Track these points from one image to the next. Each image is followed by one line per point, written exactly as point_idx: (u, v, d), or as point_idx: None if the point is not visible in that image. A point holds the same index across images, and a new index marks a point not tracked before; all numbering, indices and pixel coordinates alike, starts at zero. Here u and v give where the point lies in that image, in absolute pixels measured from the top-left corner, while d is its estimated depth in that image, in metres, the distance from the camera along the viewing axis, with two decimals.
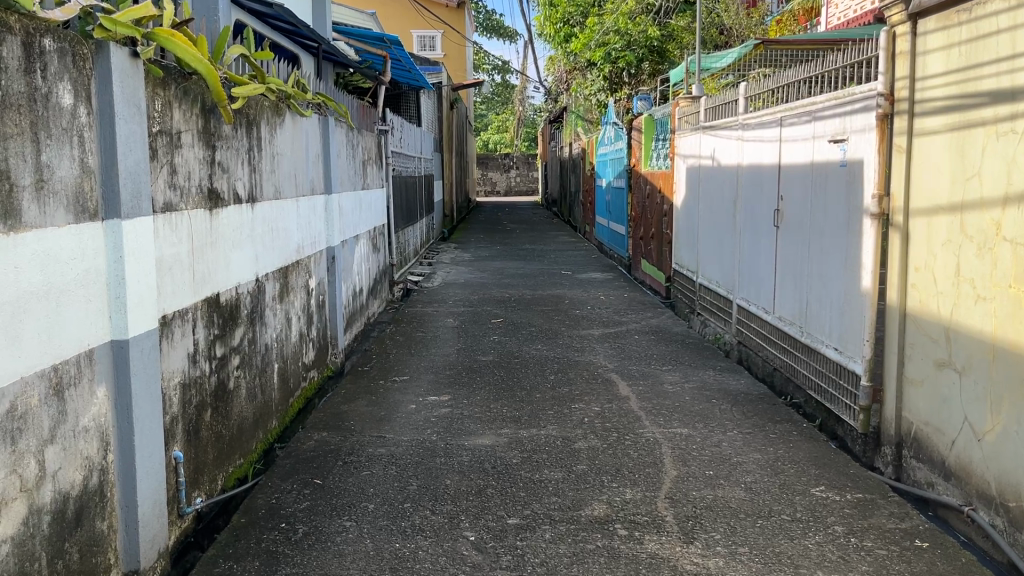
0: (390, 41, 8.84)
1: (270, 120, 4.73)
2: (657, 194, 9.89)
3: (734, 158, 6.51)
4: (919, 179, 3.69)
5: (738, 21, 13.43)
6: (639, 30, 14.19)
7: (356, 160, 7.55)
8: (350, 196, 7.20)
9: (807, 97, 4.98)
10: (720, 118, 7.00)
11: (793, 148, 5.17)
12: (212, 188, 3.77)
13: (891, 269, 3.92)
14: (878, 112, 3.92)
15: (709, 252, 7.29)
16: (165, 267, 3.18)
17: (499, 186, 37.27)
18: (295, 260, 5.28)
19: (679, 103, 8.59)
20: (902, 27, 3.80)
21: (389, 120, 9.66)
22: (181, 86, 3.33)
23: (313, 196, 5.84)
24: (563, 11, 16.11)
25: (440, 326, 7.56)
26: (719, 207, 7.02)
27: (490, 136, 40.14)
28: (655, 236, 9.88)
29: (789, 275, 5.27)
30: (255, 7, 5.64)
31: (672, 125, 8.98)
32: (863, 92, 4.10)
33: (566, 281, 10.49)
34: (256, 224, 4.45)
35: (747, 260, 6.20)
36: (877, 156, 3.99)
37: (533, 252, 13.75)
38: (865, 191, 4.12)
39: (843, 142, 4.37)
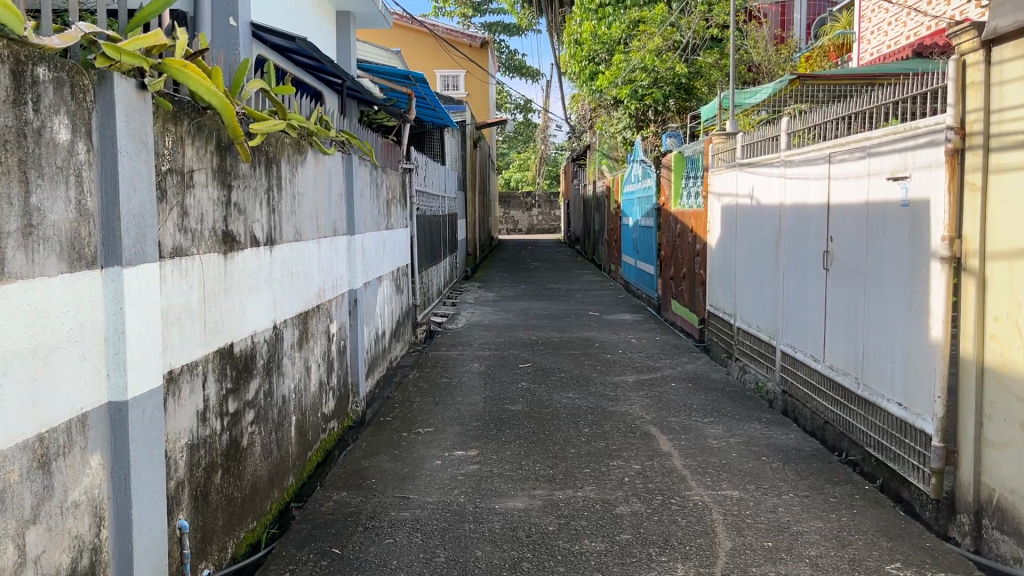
0: (415, 78, 8.51)
1: (291, 158, 4.49)
2: (688, 233, 9.56)
3: (776, 196, 6.18)
4: (998, 221, 3.35)
5: (768, 57, 13.19)
6: (666, 67, 13.99)
7: (380, 199, 7.32)
8: (373, 235, 6.95)
9: (858, 132, 4.67)
10: (759, 155, 6.71)
11: (844, 187, 4.85)
12: (227, 231, 3.51)
13: (967, 318, 3.57)
14: (948, 147, 3.61)
15: (748, 294, 6.94)
16: (172, 318, 2.90)
17: (521, 224, 37.15)
18: (316, 304, 5.01)
19: (713, 139, 8.27)
20: (974, 55, 3.49)
21: (413, 158, 9.41)
22: (194, 122, 3.09)
23: (335, 237, 5.59)
24: (589, 49, 16.03)
25: (466, 371, 7.23)
26: (759, 247, 6.68)
27: (512, 175, 40.13)
28: (687, 276, 9.53)
29: (842, 321, 4.92)
30: (277, 41, 5.49)
31: (705, 162, 8.64)
32: (928, 126, 3.78)
33: (594, 322, 10.14)
34: (274, 268, 4.19)
35: (791, 305, 5.85)
36: (947, 196, 3.66)
37: (558, 292, 13.43)
38: (933, 233, 3.78)
39: (905, 180, 4.04)
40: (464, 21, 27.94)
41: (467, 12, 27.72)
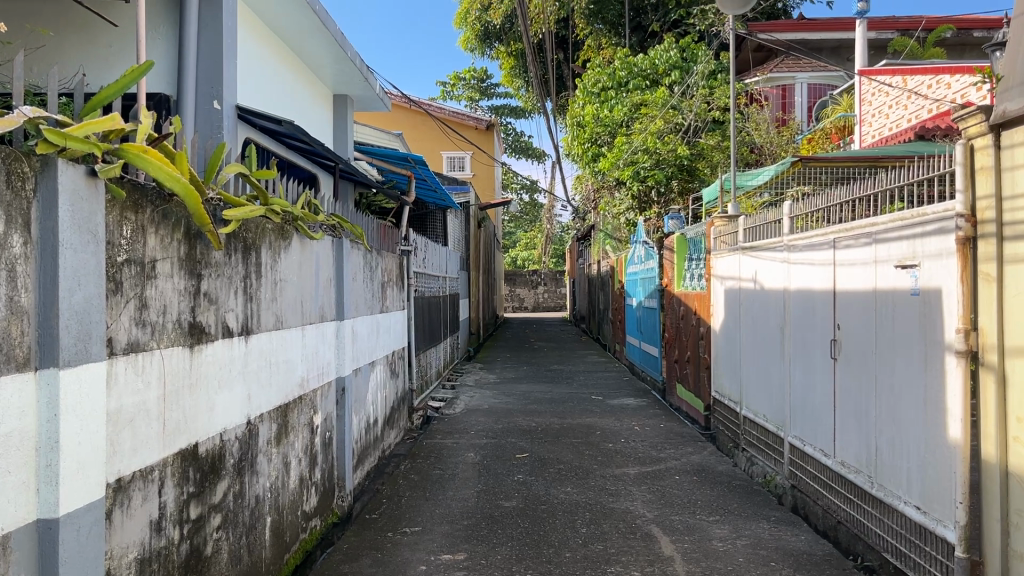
0: (415, 160, 8.43)
1: (274, 243, 4.33)
2: (691, 315, 9.34)
3: (780, 281, 5.98)
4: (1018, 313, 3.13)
5: (770, 139, 13.22)
6: (668, 149, 14.04)
7: (374, 282, 7.14)
8: (366, 319, 6.75)
9: (863, 217, 4.51)
10: (761, 238, 6.55)
11: (851, 274, 4.64)
12: (195, 322, 3.31)
13: (988, 416, 3.31)
14: (959, 235, 3.41)
15: (754, 382, 6.67)
16: (122, 419, 2.68)
17: (527, 302, 37.04)
18: (297, 395, 4.77)
19: (715, 222, 8.14)
20: (982, 140, 3.35)
21: (412, 240, 9.28)
22: (158, 209, 2.93)
23: (322, 323, 5.39)
24: (591, 131, 16.09)
25: (460, 462, 6.93)
26: (764, 333, 6.44)
27: (518, 253, 40.22)
28: (691, 359, 9.26)
29: (852, 415, 4.64)
30: (265, 124, 5.43)
31: (708, 244, 8.49)
32: (936, 213, 3.60)
33: (596, 407, 9.82)
34: (250, 359, 3.97)
35: (799, 394, 5.58)
36: (960, 287, 3.44)
37: (561, 374, 13.13)
38: (946, 324, 3.55)
39: (914, 268, 3.83)
40: (471, 104, 28.40)
41: (474, 95, 28.22)
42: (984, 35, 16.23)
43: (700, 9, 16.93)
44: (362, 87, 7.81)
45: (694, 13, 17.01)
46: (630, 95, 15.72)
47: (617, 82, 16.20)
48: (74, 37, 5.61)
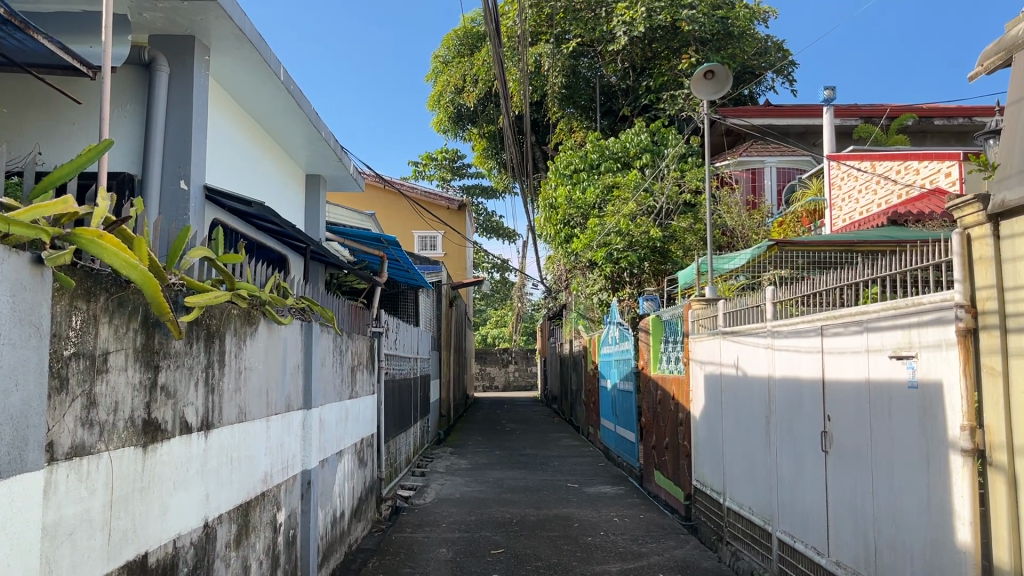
0: (388, 241, 8.28)
1: (239, 330, 4.09)
2: (669, 400, 9.13)
3: (764, 367, 5.83)
4: None
5: (741, 222, 13.31)
6: (641, 231, 14.09)
7: (344, 367, 6.87)
8: (334, 406, 6.45)
9: (853, 305, 4.39)
10: (743, 323, 6.42)
11: (840, 363, 4.50)
12: (150, 419, 3.04)
13: (998, 521, 3.13)
14: (959, 326, 3.28)
15: (738, 472, 6.44)
16: (61, 533, 2.39)
17: (497, 381, 36.63)
18: (260, 491, 4.45)
19: (692, 305, 8.03)
20: (980, 229, 3.25)
21: (384, 322, 9.05)
22: (114, 297, 2.70)
23: (289, 412, 5.11)
24: (563, 212, 16.09)
25: (431, 559, 6.55)
26: (747, 422, 6.25)
27: (489, 330, 40.00)
28: (670, 446, 9.01)
29: (847, 512, 4.42)
30: (235, 205, 5.26)
31: (685, 327, 8.36)
32: (933, 302, 3.48)
33: (573, 496, 9.48)
34: (209, 455, 3.68)
35: (787, 487, 5.36)
36: (963, 380, 3.29)
37: (534, 459, 12.77)
38: (949, 420, 3.39)
39: (911, 360, 3.69)
40: (443, 184, 28.58)
41: (446, 175, 28.45)
42: (944, 122, 16.73)
43: (670, 95, 17.43)
44: (336, 167, 7.70)
45: (664, 97, 17.48)
46: (602, 177, 15.90)
47: (589, 164, 16.36)
48: (35, 115, 5.44)
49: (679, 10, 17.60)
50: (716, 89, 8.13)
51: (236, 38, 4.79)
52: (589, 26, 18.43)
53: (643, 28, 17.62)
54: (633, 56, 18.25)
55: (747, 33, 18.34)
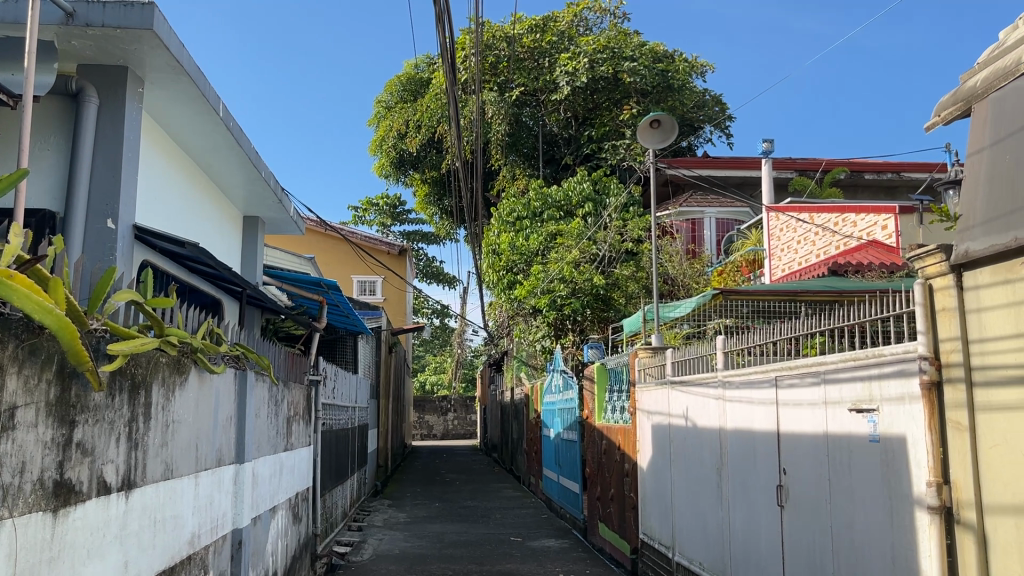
0: (328, 285, 8.00)
1: (167, 379, 3.79)
2: (614, 450, 8.97)
3: (714, 418, 5.73)
4: (997, 467, 2.90)
5: (682, 271, 13.45)
6: (584, 278, 14.05)
7: (279, 418, 6.53)
8: (268, 459, 6.10)
9: (810, 355, 4.32)
10: (692, 373, 6.33)
11: (797, 416, 4.41)
12: (63, 480, 2.74)
13: None
14: (924, 379, 3.21)
15: (687, 526, 6.28)
16: None
17: (435, 429, 36.02)
18: (186, 555, 4.11)
19: (639, 353, 7.92)
20: (942, 280, 3.20)
21: (322, 369, 8.72)
22: (25, 345, 2.43)
23: (220, 467, 4.78)
24: (506, 259, 15.89)
25: None
26: (697, 475, 6.12)
27: (427, 377, 39.45)
28: (615, 497, 8.82)
29: (804, 570, 4.29)
30: (167, 246, 4.97)
31: (632, 376, 8.23)
32: (896, 354, 3.41)
33: (516, 551, 9.18)
34: (129, 518, 3.35)
35: (739, 542, 5.21)
36: (928, 435, 3.21)
37: (475, 511, 12.41)
38: (914, 477, 3.30)
39: (872, 413, 3.61)
40: (383, 229, 28.31)
41: (386, 220, 28.19)
42: (874, 177, 17.29)
43: (612, 145, 17.68)
44: (276, 209, 7.44)
45: (606, 147, 17.68)
46: (545, 224, 15.91)
47: (532, 212, 16.34)
48: None
49: (620, 62, 18.03)
50: (663, 138, 8.17)
51: (172, 70, 4.56)
52: (532, 75, 18.72)
53: (585, 79, 17.94)
54: (575, 105, 18.59)
55: (687, 86, 18.75)
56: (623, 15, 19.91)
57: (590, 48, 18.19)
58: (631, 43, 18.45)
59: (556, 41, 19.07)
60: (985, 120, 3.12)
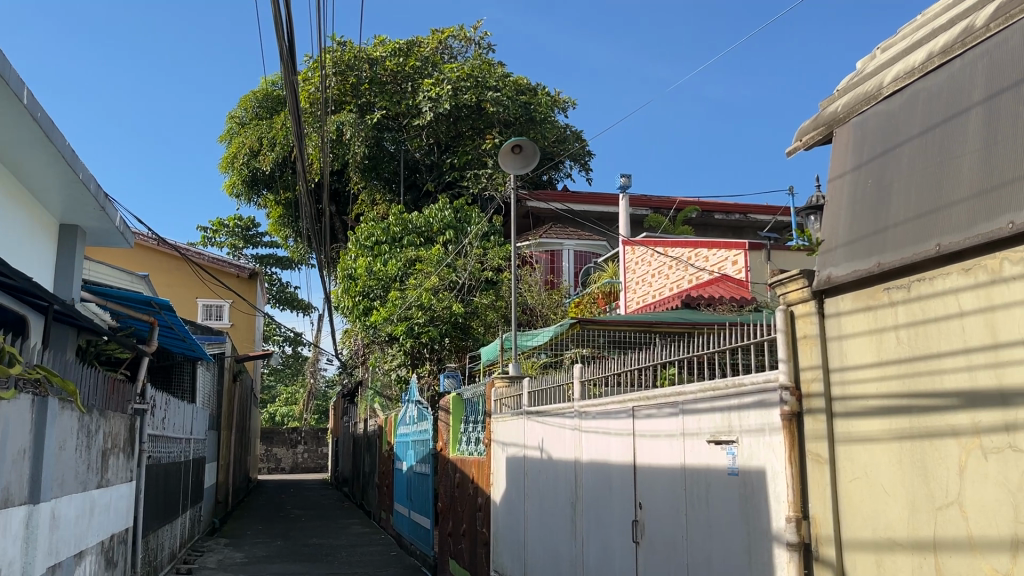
0: (160, 304, 7.31)
1: None
2: (468, 483, 8.63)
3: (570, 450, 5.52)
4: (858, 501, 2.79)
5: (541, 301, 13.37)
6: (442, 306, 13.75)
7: (91, 450, 5.80)
8: (74, 498, 5.37)
9: (668, 384, 4.18)
10: (548, 403, 6.12)
11: (654, 448, 4.24)
12: None
13: None
14: (785, 410, 3.09)
15: (540, 563, 6.01)
16: None
17: (284, 462, 34.44)
18: None
19: (495, 382, 7.67)
20: (804, 307, 3.10)
21: (149, 397, 7.94)
22: None
23: (5, 509, 4.09)
24: (361, 284, 15.33)
25: None
26: (551, 509, 5.87)
27: (278, 408, 37.77)
28: (467, 533, 8.47)
29: None
30: None
31: (487, 407, 7.96)
32: (756, 383, 3.29)
33: None
34: None
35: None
36: (788, 467, 3.07)
37: (320, 550, 11.71)
38: (772, 512, 3.15)
39: (731, 445, 3.47)
40: (234, 252, 26.94)
41: (237, 242, 26.86)
42: (723, 217, 18.03)
43: (474, 173, 17.57)
44: (97, 218, 6.71)
45: (468, 175, 17.54)
46: (404, 250, 15.53)
47: (391, 237, 15.94)
48: None
49: (484, 91, 18.09)
50: (524, 164, 8.02)
51: None
52: (393, 99, 18.38)
53: (448, 106, 17.79)
54: (437, 133, 18.36)
55: (548, 120, 18.94)
56: (487, 46, 20.00)
57: (454, 76, 18.15)
58: (495, 73, 18.51)
59: (419, 66, 18.86)
60: (847, 144, 3.08)
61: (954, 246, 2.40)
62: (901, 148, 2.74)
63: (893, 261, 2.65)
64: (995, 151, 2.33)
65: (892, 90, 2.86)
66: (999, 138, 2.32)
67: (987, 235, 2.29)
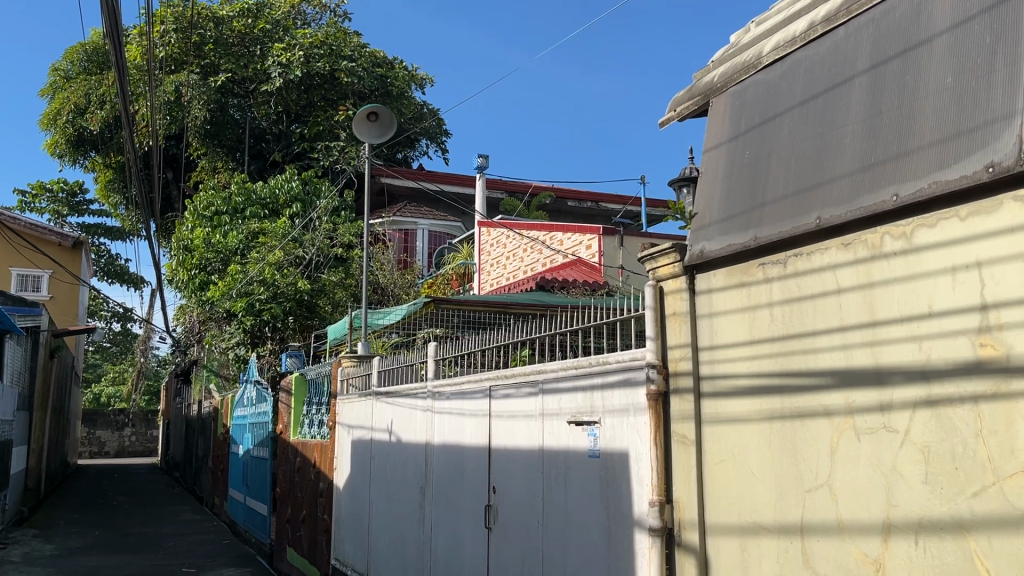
0: None
1: None
2: (309, 467, 8.20)
3: (419, 432, 5.25)
4: (726, 484, 2.68)
5: (392, 280, 13.00)
6: (287, 282, 13.09)
7: None
8: None
9: (527, 365, 3.98)
10: (398, 384, 5.82)
11: (511, 430, 4.05)
12: None
13: None
14: (651, 390, 2.95)
15: (384, 550, 5.73)
16: None
17: (108, 446, 32.11)
18: None
19: (342, 362, 7.28)
20: (673, 283, 2.97)
21: None
22: None
23: None
24: (199, 256, 14.36)
25: None
26: (397, 494, 5.60)
27: (103, 389, 35.15)
28: (306, 519, 8.05)
29: None
30: None
31: (332, 388, 7.56)
32: (620, 361, 3.16)
33: None
34: None
35: (439, 570, 4.76)
36: (653, 451, 2.93)
37: (144, 539, 10.87)
38: (634, 497, 3.01)
39: (593, 426, 3.31)
40: (56, 219, 24.70)
41: (60, 209, 24.65)
42: (575, 205, 18.26)
43: (325, 145, 16.89)
44: None
45: (318, 147, 16.86)
46: (246, 222, 14.69)
47: (232, 208, 15.05)
48: None
49: (337, 61, 17.41)
50: (379, 133, 7.63)
51: None
52: (240, 62, 17.34)
53: (299, 73, 17.01)
54: (286, 101, 17.50)
55: (405, 95, 18.46)
56: (343, 15, 19.32)
57: (306, 42, 17.37)
58: (350, 43, 17.86)
59: (270, 29, 18.01)
60: (723, 115, 2.97)
61: (835, 219, 2.31)
62: (781, 119, 2.64)
63: (770, 237, 2.54)
64: (879, 124, 2.25)
65: (770, 60, 2.75)
66: (884, 110, 2.24)
67: (869, 208, 2.20)
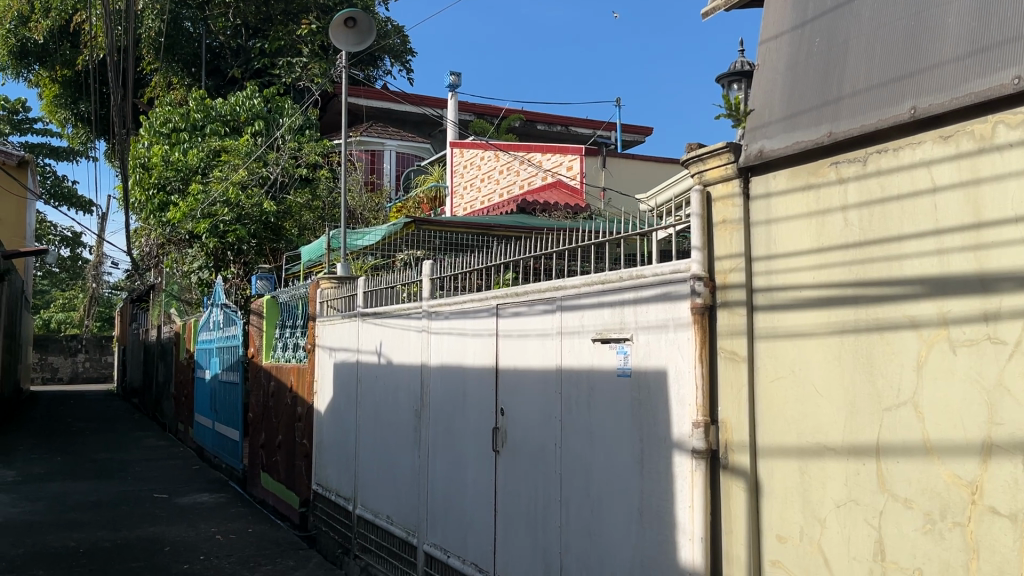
0: None
1: None
2: (283, 393, 7.94)
3: (414, 353, 5.01)
4: (785, 403, 2.48)
5: (361, 203, 12.57)
6: (252, 203, 12.58)
7: None
8: None
9: (543, 282, 3.73)
10: (386, 304, 5.54)
11: (522, 350, 3.83)
12: None
13: (732, 534, 2.62)
14: (697, 303, 2.72)
15: (373, 476, 5.55)
16: None
17: (62, 372, 31.38)
18: None
19: (321, 283, 6.96)
20: (724, 188, 2.73)
21: None
22: None
23: None
24: (157, 174, 13.73)
25: None
26: (388, 417, 5.39)
27: (53, 314, 34.15)
28: (282, 444, 7.83)
29: (518, 521, 3.76)
30: None
31: (309, 311, 7.24)
32: (658, 274, 2.92)
33: (162, 509, 7.82)
34: None
35: (437, 494, 4.59)
36: (699, 369, 2.72)
37: (109, 465, 10.58)
38: (675, 418, 2.81)
39: (625, 344, 3.09)
40: None
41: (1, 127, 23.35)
42: (545, 127, 17.83)
43: (286, 61, 16.15)
44: None
45: (280, 63, 16.12)
46: (206, 140, 14.04)
47: (191, 125, 14.32)
48: None
49: None
50: (358, 41, 7.15)
51: None
52: None
53: None
54: (245, 14, 16.59)
55: (370, 9, 17.61)
56: None
57: None
58: None
59: None
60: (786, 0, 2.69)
61: (933, 109, 2.06)
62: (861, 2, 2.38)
63: (848, 131, 2.30)
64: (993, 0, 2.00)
65: None
66: None
67: (979, 94, 1.96)
